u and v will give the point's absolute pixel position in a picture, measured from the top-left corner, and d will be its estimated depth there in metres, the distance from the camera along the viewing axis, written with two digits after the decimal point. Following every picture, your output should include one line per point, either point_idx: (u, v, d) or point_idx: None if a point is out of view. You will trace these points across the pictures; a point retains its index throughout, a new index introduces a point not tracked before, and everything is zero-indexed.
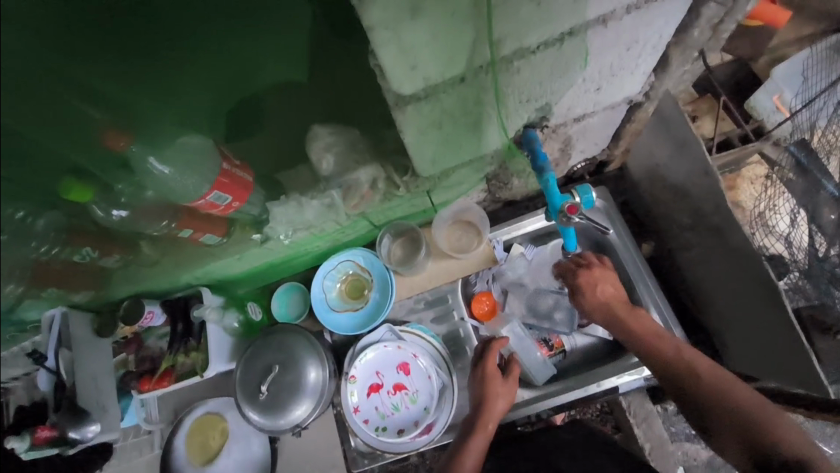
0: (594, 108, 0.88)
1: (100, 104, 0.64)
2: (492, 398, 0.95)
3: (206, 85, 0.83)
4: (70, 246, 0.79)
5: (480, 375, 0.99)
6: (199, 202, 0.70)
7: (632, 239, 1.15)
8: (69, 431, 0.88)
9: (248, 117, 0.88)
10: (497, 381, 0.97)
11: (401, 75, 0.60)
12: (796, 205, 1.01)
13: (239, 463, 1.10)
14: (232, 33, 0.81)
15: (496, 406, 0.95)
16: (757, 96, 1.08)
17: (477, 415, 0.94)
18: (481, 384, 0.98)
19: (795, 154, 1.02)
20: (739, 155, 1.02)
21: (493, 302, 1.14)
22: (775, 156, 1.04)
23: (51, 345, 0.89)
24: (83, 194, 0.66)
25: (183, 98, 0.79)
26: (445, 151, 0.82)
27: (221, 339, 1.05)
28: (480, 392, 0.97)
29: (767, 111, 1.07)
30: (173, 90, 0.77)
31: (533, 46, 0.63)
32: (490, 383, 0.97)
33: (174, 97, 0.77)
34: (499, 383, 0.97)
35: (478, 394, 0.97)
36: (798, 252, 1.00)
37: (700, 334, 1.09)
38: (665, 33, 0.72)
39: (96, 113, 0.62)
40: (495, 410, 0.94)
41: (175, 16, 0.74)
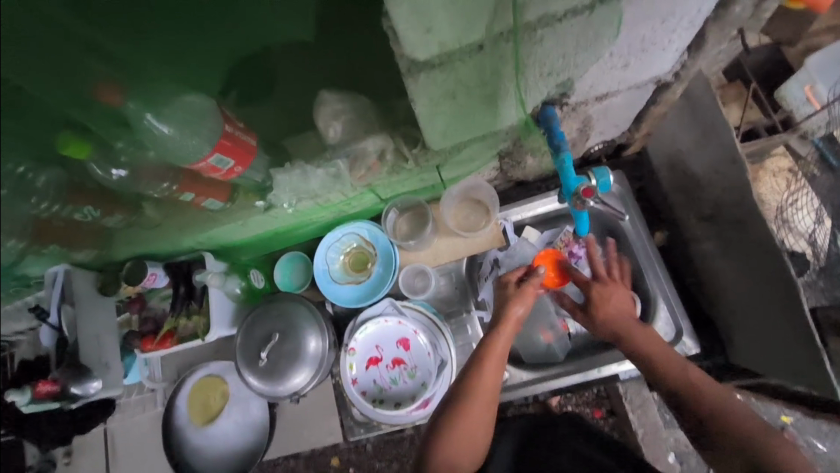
0: (618, 87, 0.83)
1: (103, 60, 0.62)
2: (465, 420, 0.77)
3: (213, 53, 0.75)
4: (70, 205, 0.78)
5: (471, 374, 0.80)
6: (200, 165, 0.67)
7: (645, 226, 1.11)
8: (70, 386, 0.87)
9: (259, 80, 0.82)
10: (494, 381, 0.80)
11: (416, 40, 0.56)
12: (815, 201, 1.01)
13: (240, 424, 1.12)
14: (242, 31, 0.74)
15: (468, 427, 0.77)
16: (787, 85, 1.01)
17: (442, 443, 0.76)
18: (464, 393, 0.79)
19: (821, 148, 1.02)
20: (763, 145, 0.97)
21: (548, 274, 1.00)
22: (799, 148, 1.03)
23: (54, 300, 0.89)
24: (82, 150, 0.65)
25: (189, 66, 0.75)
26: (457, 124, 0.77)
27: (223, 303, 1.06)
28: (455, 396, 0.80)
29: (797, 101, 1.01)
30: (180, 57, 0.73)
31: (560, 13, 0.58)
32: (481, 382, 0.79)
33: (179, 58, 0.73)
34: (494, 382, 0.80)
35: (454, 399, 0.79)
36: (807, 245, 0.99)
37: (706, 327, 1.07)
38: (705, 6, 0.65)
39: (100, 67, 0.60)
40: (466, 433, 0.77)
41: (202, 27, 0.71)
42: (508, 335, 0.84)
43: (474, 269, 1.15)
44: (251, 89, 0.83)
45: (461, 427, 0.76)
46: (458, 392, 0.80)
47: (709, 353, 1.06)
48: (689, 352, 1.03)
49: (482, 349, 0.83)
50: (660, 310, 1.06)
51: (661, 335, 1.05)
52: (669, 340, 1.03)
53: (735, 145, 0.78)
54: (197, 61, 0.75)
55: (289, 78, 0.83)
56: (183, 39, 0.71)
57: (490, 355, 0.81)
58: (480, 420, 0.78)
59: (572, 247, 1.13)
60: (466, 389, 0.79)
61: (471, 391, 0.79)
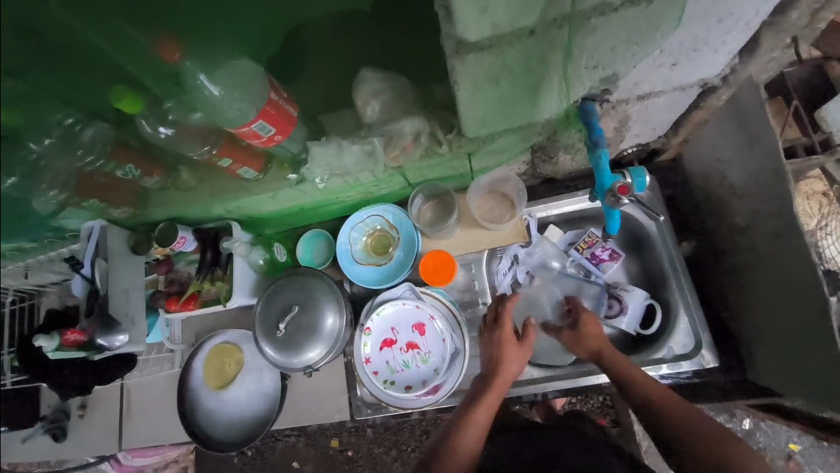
0: (662, 87, 0.82)
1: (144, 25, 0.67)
2: (465, 428, 0.83)
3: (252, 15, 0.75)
4: (113, 161, 0.81)
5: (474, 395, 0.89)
6: (243, 130, 0.68)
7: (673, 235, 1.09)
8: (98, 337, 0.90)
9: (297, 52, 0.83)
10: (477, 439, 0.83)
11: (469, 19, 0.56)
12: None
13: (251, 393, 1.15)
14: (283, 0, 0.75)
15: (468, 437, 0.83)
16: (828, 107, 0.97)
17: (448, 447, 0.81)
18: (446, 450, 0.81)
19: None
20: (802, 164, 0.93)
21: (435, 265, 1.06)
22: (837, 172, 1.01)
23: (89, 254, 0.92)
24: (133, 106, 0.67)
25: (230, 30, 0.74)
26: (496, 111, 0.77)
27: (246, 273, 1.08)
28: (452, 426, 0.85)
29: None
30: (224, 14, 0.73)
31: (616, 3, 0.58)
32: (483, 399, 0.88)
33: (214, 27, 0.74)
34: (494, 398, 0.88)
35: (436, 454, 0.81)
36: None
37: (726, 342, 1.05)
38: (764, 8, 0.64)
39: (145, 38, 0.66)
40: (467, 445, 0.82)
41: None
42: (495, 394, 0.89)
43: (493, 262, 1.14)
44: (288, 67, 0.84)
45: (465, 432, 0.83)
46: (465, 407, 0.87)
47: (727, 369, 1.03)
48: (705, 365, 1.01)
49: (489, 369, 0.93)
50: (681, 320, 1.04)
51: (679, 344, 1.03)
52: (688, 351, 1.01)
53: (778, 154, 0.76)
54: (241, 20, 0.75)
55: (332, 52, 0.84)
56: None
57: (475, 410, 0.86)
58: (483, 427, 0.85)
59: (595, 248, 1.12)
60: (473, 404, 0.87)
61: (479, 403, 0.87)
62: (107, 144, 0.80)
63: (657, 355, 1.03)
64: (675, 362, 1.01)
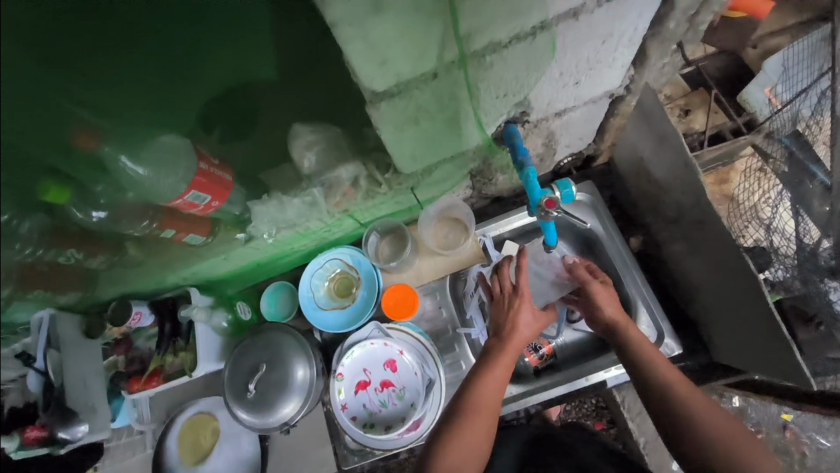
0: (574, 102, 0.88)
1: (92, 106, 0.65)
2: (484, 388, 0.83)
3: (195, 97, 0.81)
4: (53, 248, 0.79)
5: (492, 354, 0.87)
6: (177, 202, 0.72)
7: (619, 233, 1.14)
8: (59, 431, 0.88)
9: (245, 114, 0.86)
10: (498, 393, 0.84)
11: (372, 72, 0.60)
12: (782, 193, 0.97)
13: (232, 462, 1.10)
14: (217, 69, 0.81)
15: (491, 388, 0.84)
16: (748, 89, 1.06)
17: (467, 396, 0.83)
18: (466, 404, 0.82)
19: (788, 145, 0.97)
20: (731, 147, 1.02)
21: (397, 298, 1.07)
22: (767, 147, 1.00)
23: (40, 345, 0.89)
24: (60, 196, 0.68)
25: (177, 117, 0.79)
26: (424, 146, 0.81)
27: (209, 338, 1.06)
28: (471, 381, 0.85)
29: (759, 103, 1.05)
30: (169, 101, 0.78)
31: (505, 40, 0.63)
32: (499, 362, 0.86)
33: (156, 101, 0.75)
34: (495, 398, 0.83)
35: (457, 410, 0.83)
36: (782, 240, 0.96)
37: (688, 327, 1.09)
38: (640, 25, 0.71)
39: (86, 115, 0.64)
40: (490, 395, 0.83)
41: (178, 77, 0.78)
42: (514, 348, 0.88)
43: (457, 286, 1.16)
44: (234, 130, 0.86)
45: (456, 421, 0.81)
46: (462, 410, 0.82)
47: (692, 353, 1.07)
48: (672, 353, 1.04)
49: (485, 362, 0.87)
50: (641, 313, 1.07)
51: None
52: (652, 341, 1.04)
53: (684, 149, 0.83)
54: (183, 101, 0.79)
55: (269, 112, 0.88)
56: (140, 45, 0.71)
57: (494, 367, 0.85)
58: (484, 426, 0.81)
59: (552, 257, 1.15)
60: (470, 405, 0.82)
61: (475, 403, 0.82)
62: (45, 233, 0.77)
63: None
64: None
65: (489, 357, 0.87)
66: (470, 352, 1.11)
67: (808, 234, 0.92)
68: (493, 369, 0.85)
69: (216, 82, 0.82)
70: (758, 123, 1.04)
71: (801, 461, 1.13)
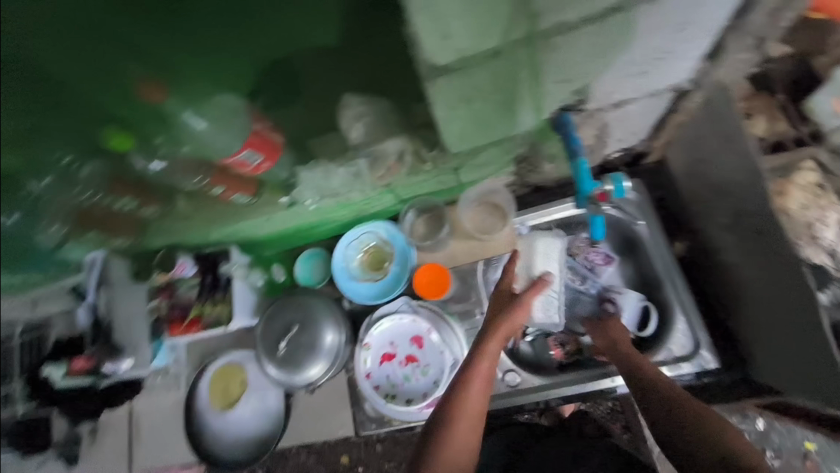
0: (636, 94, 0.83)
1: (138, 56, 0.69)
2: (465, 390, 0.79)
3: (237, 42, 0.70)
4: (111, 194, 0.84)
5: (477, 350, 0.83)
6: (230, 158, 0.74)
7: (665, 236, 1.09)
8: (104, 363, 0.97)
9: None
10: (482, 401, 0.79)
11: (434, 45, 0.59)
12: None
13: (257, 412, 1.17)
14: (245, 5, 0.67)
15: (473, 394, 0.79)
16: (817, 96, 0.90)
17: (449, 402, 0.79)
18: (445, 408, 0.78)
19: None
20: (790, 159, 0.89)
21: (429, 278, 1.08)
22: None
23: (92, 283, 0.98)
24: (125, 143, 0.73)
25: (218, 61, 0.72)
26: (473, 127, 0.80)
27: (246, 295, 1.09)
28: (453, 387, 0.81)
29: (826, 114, 0.90)
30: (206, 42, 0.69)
31: (576, 22, 0.60)
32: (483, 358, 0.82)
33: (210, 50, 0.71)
34: (478, 406, 0.78)
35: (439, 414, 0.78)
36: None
37: (725, 341, 1.05)
38: (723, 15, 0.66)
39: (138, 71, 0.70)
40: (473, 402, 0.78)
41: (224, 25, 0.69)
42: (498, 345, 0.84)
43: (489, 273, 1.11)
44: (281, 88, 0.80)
45: (441, 439, 0.74)
46: (443, 415, 0.77)
47: (728, 368, 1.03)
48: (706, 366, 1.00)
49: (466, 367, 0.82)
50: (678, 321, 1.04)
51: (678, 346, 1.03)
52: (687, 352, 1.01)
53: (753, 153, 0.77)
54: (223, 46, 0.71)
55: None
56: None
57: (475, 374, 0.80)
58: (468, 435, 0.76)
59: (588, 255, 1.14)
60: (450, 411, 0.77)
61: (454, 407, 0.77)
62: (104, 178, 0.83)
63: (656, 358, 1.03)
64: (676, 363, 1.01)
65: (476, 358, 0.82)
66: None
67: None
68: (475, 372, 0.80)
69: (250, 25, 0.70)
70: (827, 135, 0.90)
71: None
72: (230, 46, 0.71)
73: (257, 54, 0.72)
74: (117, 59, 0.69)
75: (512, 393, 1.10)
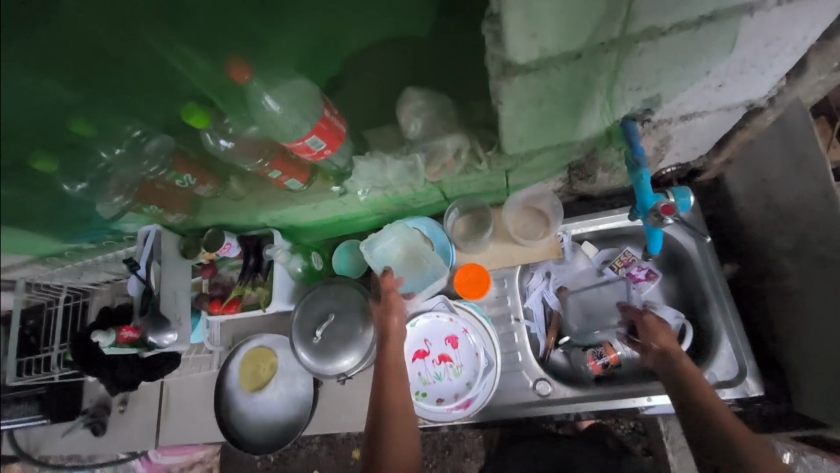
0: (706, 108, 0.81)
1: (189, 32, 0.69)
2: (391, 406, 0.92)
3: (295, 28, 0.74)
4: (174, 170, 0.88)
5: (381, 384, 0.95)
6: (297, 143, 0.73)
7: (715, 257, 1.06)
8: (149, 336, 0.96)
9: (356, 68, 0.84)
10: (400, 414, 0.92)
11: (519, 43, 0.58)
12: None
13: (283, 397, 1.18)
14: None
15: (392, 412, 0.92)
16: None
17: (377, 421, 0.91)
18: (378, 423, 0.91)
19: None
20: None
21: (471, 277, 1.06)
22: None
23: (144, 256, 0.98)
24: (201, 120, 0.72)
25: (272, 52, 0.75)
26: (537, 130, 0.79)
27: (284, 280, 1.11)
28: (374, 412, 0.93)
29: None
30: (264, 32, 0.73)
31: (665, 28, 0.59)
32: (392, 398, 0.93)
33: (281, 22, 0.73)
34: (401, 419, 0.92)
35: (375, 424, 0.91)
36: None
37: (771, 369, 1.01)
38: (816, 31, 0.63)
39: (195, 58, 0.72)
40: (393, 419, 0.91)
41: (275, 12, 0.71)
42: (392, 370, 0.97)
43: (524, 278, 1.15)
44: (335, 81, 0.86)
45: (386, 448, 0.88)
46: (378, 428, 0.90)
47: (772, 399, 0.99)
48: (750, 394, 0.97)
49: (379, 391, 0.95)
50: (724, 346, 1.00)
51: (722, 370, 0.99)
52: (731, 378, 0.97)
53: (829, 177, 0.74)
54: (278, 39, 0.74)
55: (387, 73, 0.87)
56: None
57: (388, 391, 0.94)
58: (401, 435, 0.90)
59: (632, 267, 1.12)
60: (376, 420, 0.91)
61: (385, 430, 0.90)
62: (169, 155, 0.88)
63: None
64: (718, 389, 0.97)
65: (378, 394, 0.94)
66: (529, 344, 1.09)
67: None
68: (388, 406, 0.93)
69: (318, 21, 0.74)
70: None
71: None
72: (287, 37, 0.75)
73: (347, 45, 0.79)
74: (170, 40, 0.70)
75: (542, 402, 1.06)
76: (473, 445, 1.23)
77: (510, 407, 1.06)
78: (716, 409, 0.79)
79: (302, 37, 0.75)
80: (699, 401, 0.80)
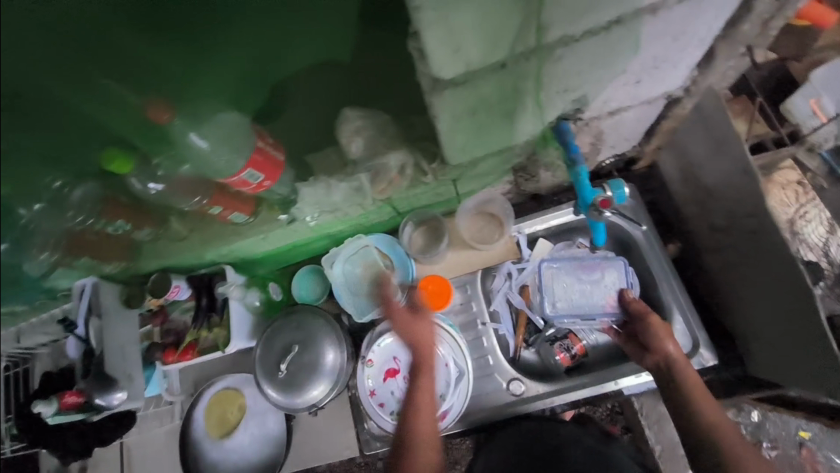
0: (630, 102, 0.85)
1: (115, 71, 0.66)
2: (420, 418, 0.91)
3: (227, 60, 0.71)
4: (104, 218, 0.81)
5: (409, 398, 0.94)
6: (233, 178, 0.72)
7: (659, 239, 1.12)
8: (95, 398, 0.90)
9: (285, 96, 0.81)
10: (429, 426, 0.91)
11: (442, 60, 0.59)
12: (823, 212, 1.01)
13: (256, 438, 1.13)
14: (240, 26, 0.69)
15: (423, 424, 0.91)
16: (793, 99, 0.98)
17: (408, 435, 0.90)
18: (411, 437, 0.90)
19: (830, 162, 1.00)
20: (773, 158, 0.95)
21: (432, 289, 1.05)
22: (808, 160, 1.01)
23: (82, 313, 0.92)
24: (124, 166, 0.70)
25: (206, 87, 0.71)
26: (476, 138, 0.80)
27: (242, 317, 1.06)
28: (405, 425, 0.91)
29: (804, 116, 0.98)
30: (195, 68, 0.69)
31: (578, 34, 0.62)
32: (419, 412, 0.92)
33: (207, 62, 0.70)
34: (430, 432, 0.91)
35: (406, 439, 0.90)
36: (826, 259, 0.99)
37: (722, 338, 1.07)
38: (714, 24, 0.68)
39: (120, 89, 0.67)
40: (423, 431, 0.90)
41: (205, 48, 0.69)
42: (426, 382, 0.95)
43: (487, 281, 1.14)
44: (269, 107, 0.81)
45: (416, 459, 0.87)
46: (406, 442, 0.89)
47: (726, 365, 1.05)
48: (706, 364, 1.02)
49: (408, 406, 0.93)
50: (676, 322, 1.05)
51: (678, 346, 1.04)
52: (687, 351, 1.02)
53: (745, 157, 0.80)
54: (211, 77, 0.71)
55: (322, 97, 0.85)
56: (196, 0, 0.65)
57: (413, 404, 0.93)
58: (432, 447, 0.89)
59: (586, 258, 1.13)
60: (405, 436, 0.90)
61: (411, 445, 0.89)
62: (96, 202, 0.80)
63: None
64: None
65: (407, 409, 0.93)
66: (497, 347, 1.10)
67: None
68: (416, 419, 0.91)
69: (252, 54, 0.72)
70: (804, 135, 0.97)
71: None
72: (222, 75, 0.71)
73: (281, 71, 0.76)
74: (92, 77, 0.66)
75: (518, 402, 1.08)
76: (461, 452, 1.23)
77: (487, 411, 1.07)
78: (695, 385, 0.86)
79: (228, 71, 0.71)
80: (690, 399, 0.85)
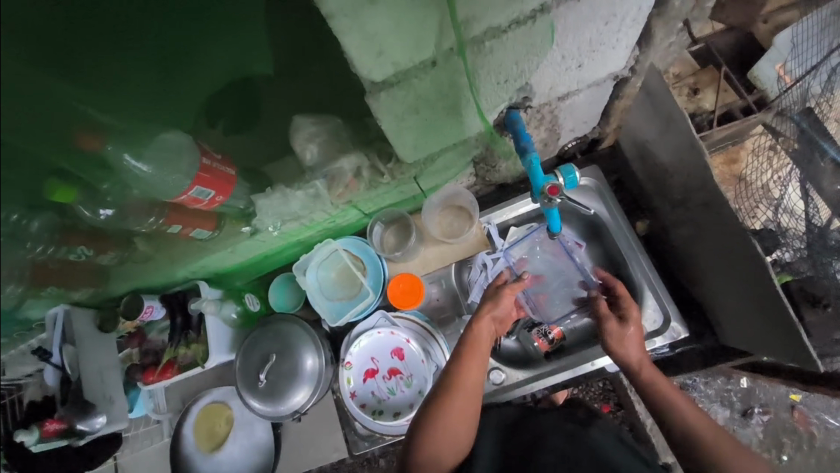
0: (578, 86, 0.86)
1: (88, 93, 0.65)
2: (465, 369, 0.86)
3: (192, 83, 0.81)
4: (64, 245, 0.78)
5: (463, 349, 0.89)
6: (181, 198, 0.73)
7: (625, 218, 1.13)
8: (77, 424, 0.93)
9: (246, 101, 0.87)
10: (477, 376, 0.86)
11: (368, 63, 0.60)
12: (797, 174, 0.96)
13: (246, 448, 1.14)
14: (203, 52, 0.80)
15: (470, 374, 0.86)
16: (759, 65, 0.99)
17: (448, 377, 0.87)
18: (447, 387, 0.85)
19: (799, 123, 0.95)
20: (741, 127, 0.97)
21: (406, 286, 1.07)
22: (778, 126, 0.98)
23: (56, 341, 0.92)
24: (67, 195, 0.67)
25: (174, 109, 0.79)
26: (427, 136, 0.81)
27: (220, 330, 1.08)
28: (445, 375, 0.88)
29: (771, 80, 0.98)
30: (163, 94, 0.78)
31: (504, 25, 0.63)
32: (475, 364, 0.87)
33: (170, 91, 0.79)
34: (475, 383, 0.86)
35: (438, 393, 0.86)
36: (794, 220, 0.96)
37: (695, 310, 1.09)
38: (644, 4, 0.69)
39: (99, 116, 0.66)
40: (470, 380, 0.86)
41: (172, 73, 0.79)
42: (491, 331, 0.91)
43: (463, 272, 1.16)
44: (240, 118, 0.87)
45: (451, 408, 0.83)
46: (442, 390, 0.85)
47: (699, 337, 1.07)
48: (678, 337, 1.04)
49: (463, 349, 0.89)
50: (648, 298, 1.07)
51: (650, 321, 1.06)
52: (657, 326, 1.04)
53: (691, 131, 0.81)
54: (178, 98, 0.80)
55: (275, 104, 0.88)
56: (122, 23, 0.72)
57: (474, 352, 0.88)
58: (467, 401, 0.85)
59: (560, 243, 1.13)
60: (446, 387, 0.85)
61: (454, 389, 0.85)
62: (54, 231, 0.75)
63: None
64: (649, 339, 1.04)
65: (467, 347, 0.89)
66: None
67: (818, 214, 0.95)
68: (472, 359, 0.87)
69: (209, 75, 0.83)
70: (770, 101, 0.98)
71: (809, 439, 1.15)
72: (190, 93, 0.82)
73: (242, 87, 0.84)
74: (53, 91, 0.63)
75: (499, 390, 1.11)
76: None
77: None
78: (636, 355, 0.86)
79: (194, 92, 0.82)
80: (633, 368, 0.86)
